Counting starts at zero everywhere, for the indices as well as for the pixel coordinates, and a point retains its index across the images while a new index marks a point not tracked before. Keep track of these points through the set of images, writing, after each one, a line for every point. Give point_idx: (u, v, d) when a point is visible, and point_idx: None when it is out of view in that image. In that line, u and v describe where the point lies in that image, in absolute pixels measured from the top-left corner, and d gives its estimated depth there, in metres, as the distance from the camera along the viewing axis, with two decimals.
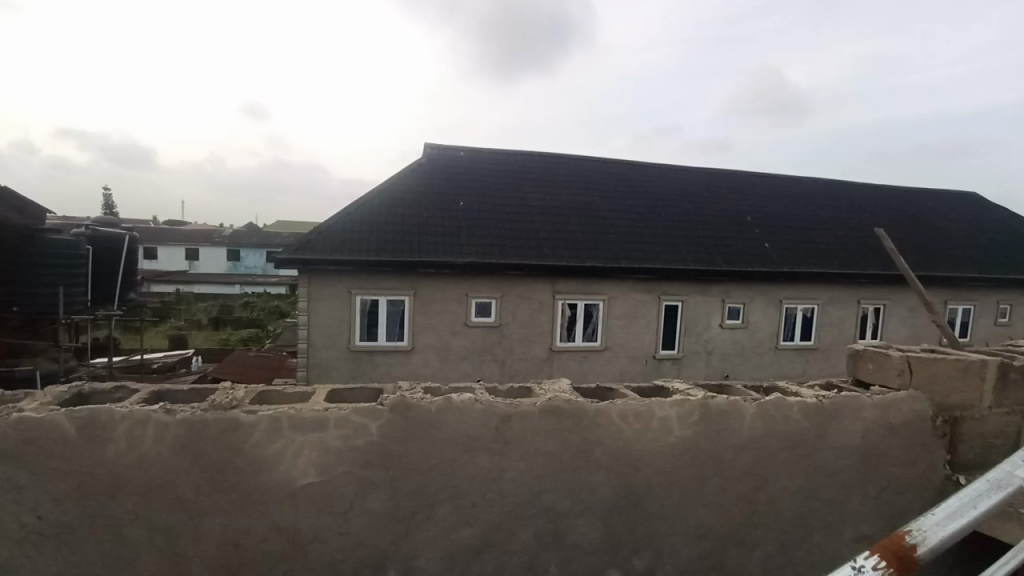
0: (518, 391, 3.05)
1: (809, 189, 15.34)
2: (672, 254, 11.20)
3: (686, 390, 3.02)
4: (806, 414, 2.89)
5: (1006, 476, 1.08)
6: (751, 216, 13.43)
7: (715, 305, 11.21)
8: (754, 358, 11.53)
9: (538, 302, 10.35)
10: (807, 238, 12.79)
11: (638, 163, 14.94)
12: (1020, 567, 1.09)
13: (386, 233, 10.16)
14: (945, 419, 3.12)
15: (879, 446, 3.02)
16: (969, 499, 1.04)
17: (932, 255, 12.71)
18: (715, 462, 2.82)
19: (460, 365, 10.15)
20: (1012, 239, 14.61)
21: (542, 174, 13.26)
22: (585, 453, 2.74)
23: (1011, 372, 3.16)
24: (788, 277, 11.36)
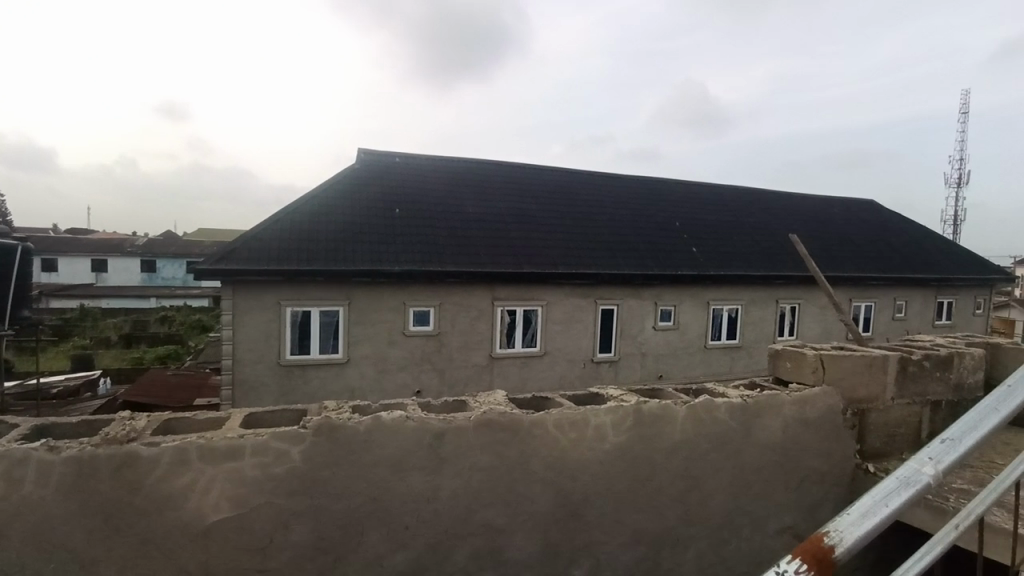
0: (452, 405, 2.98)
1: (730, 196, 16.30)
2: (607, 259, 11.50)
3: (620, 395, 3.06)
4: (732, 413, 3.01)
5: (915, 472, 1.13)
6: (679, 222, 14.07)
7: (648, 307, 11.61)
8: (686, 358, 12.02)
9: (477, 309, 10.29)
10: (731, 243, 13.55)
11: (573, 170, 15.27)
12: (931, 562, 1.13)
13: (317, 241, 9.74)
14: (854, 411, 3.36)
15: (798, 440, 3.19)
16: (881, 497, 1.08)
17: (839, 257, 13.84)
18: (649, 467, 2.87)
19: (398, 376, 9.86)
20: (905, 241, 16.18)
21: (479, 180, 13.24)
22: (521, 466, 2.70)
23: (909, 365, 3.45)
24: (714, 280, 11.97)
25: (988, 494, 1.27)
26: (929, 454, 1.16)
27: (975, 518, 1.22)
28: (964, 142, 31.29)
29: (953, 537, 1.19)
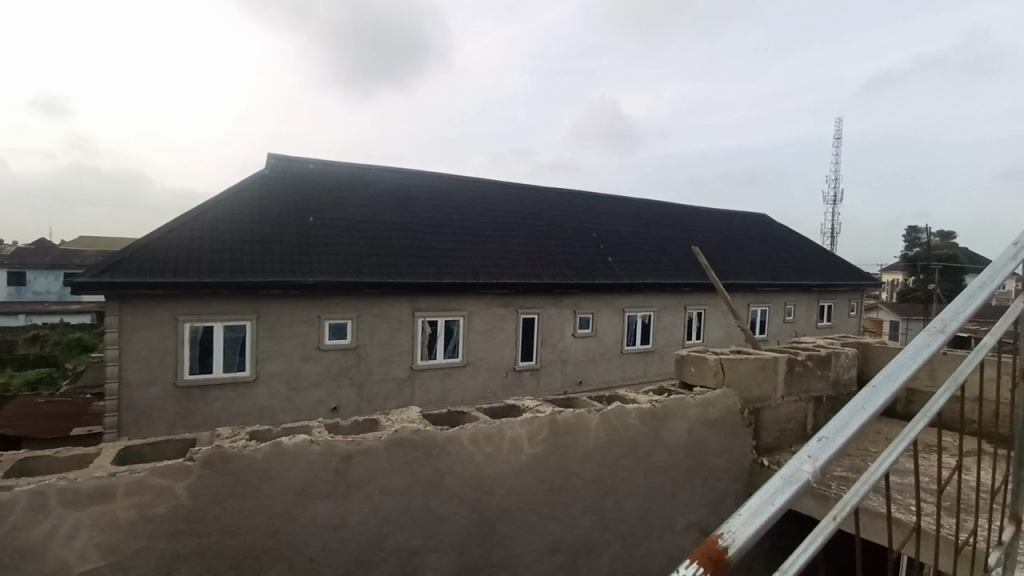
0: (363, 424, 2.85)
1: (642, 209, 17.22)
2: (527, 269, 11.68)
3: (535, 406, 3.08)
4: (642, 418, 3.13)
5: (797, 469, 1.20)
6: (596, 233, 14.61)
7: (568, 315, 11.91)
8: (604, 363, 12.44)
9: (396, 321, 10.02)
10: (643, 253, 14.28)
11: (494, 181, 15.41)
12: (814, 554, 1.21)
13: (221, 251, 9.04)
14: (751, 410, 3.61)
15: (702, 440, 3.38)
16: (769, 496, 1.15)
17: (737, 267, 15.04)
18: (563, 476, 2.91)
19: (312, 393, 9.33)
20: (792, 251, 17.91)
21: (398, 189, 12.99)
22: (435, 484, 2.63)
23: (795, 365, 3.77)
24: (629, 288, 12.53)
25: (860, 486, 1.38)
26: (808, 452, 1.24)
27: (850, 509, 1.33)
28: (838, 165, 35.21)
29: (832, 528, 1.28)
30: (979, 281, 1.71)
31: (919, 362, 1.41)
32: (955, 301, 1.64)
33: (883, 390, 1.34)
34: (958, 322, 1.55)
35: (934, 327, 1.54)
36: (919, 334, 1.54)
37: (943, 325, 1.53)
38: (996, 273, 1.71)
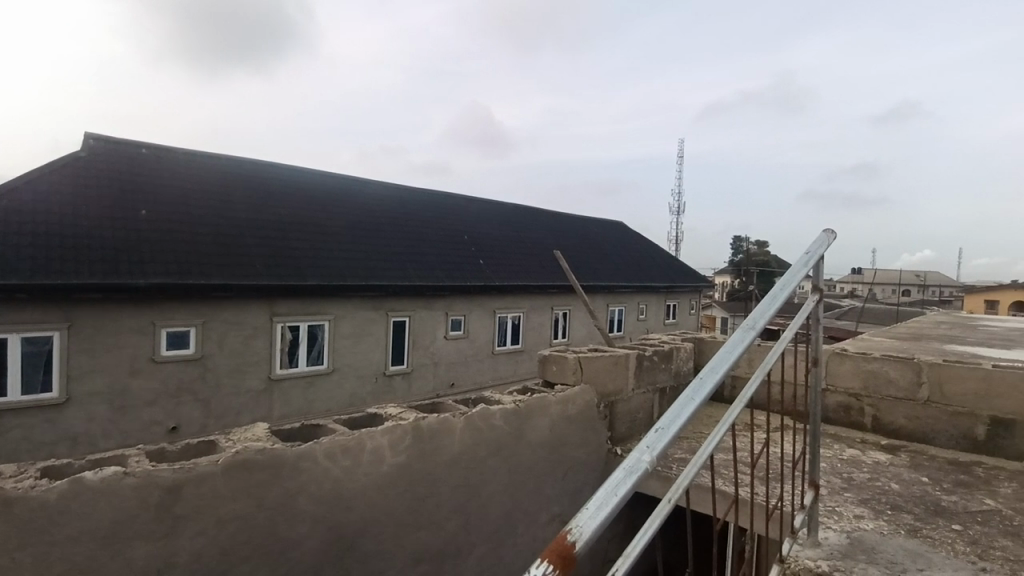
0: (199, 447, 2.52)
1: (512, 214, 17.79)
2: (398, 271, 11.39)
3: (397, 414, 2.98)
4: (506, 418, 3.19)
5: (637, 460, 1.29)
6: (467, 236, 14.74)
7: (440, 317, 11.82)
8: (476, 364, 12.56)
9: (251, 327, 9.09)
10: (512, 256, 14.75)
11: (362, 179, 14.80)
12: (651, 539, 1.30)
13: (18, 245, 7.45)
14: (605, 403, 3.88)
15: (563, 435, 3.54)
16: (612, 488, 1.22)
17: (598, 270, 16.23)
18: (427, 484, 2.85)
19: (144, 412, 8.09)
20: (644, 256, 19.79)
21: (254, 183, 11.85)
22: (284, 506, 2.41)
23: (644, 360, 4.14)
24: (500, 289, 12.83)
25: (690, 469, 1.53)
26: (647, 442, 1.34)
27: (681, 491, 1.46)
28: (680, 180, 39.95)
29: (666, 509, 1.40)
30: (780, 284, 2.00)
31: (735, 355, 1.60)
32: (763, 302, 1.90)
33: (708, 380, 1.49)
34: (766, 319, 1.79)
35: (746, 324, 1.76)
36: (736, 330, 1.75)
37: (753, 321, 1.76)
38: (792, 278, 2.01)
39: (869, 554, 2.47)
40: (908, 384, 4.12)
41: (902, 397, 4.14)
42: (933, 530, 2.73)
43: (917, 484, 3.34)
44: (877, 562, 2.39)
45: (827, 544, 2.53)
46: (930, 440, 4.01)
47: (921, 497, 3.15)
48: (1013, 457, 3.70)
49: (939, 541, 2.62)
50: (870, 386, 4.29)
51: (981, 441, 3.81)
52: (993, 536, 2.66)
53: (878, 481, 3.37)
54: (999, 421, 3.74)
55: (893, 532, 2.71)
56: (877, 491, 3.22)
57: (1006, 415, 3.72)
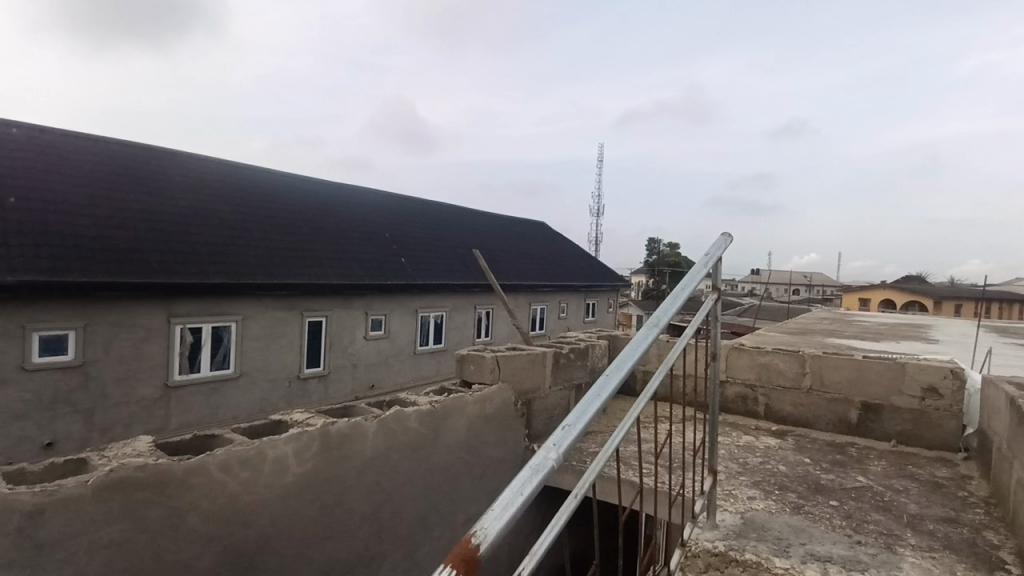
0: (69, 467, 2.25)
1: (434, 212, 17.58)
2: (313, 269, 10.87)
3: (304, 420, 2.82)
4: (422, 420, 3.13)
5: (545, 457, 1.30)
6: (388, 233, 14.35)
7: (358, 317, 11.41)
8: (397, 365, 12.24)
9: (143, 329, 8.26)
10: (435, 255, 14.56)
11: (273, 171, 13.96)
12: (559, 534, 1.32)
13: None
14: (522, 401, 3.92)
15: (480, 435, 3.53)
16: (518, 487, 1.22)
17: (520, 269, 16.44)
18: (336, 492, 2.73)
19: (10, 428, 7.11)
20: (564, 256, 20.33)
21: (149, 171, 10.80)
22: (172, 526, 2.21)
23: (561, 358, 4.24)
24: (421, 288, 12.62)
25: (597, 464, 1.56)
26: (554, 441, 1.35)
27: (587, 487, 1.49)
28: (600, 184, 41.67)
29: (574, 504, 1.42)
30: (681, 284, 2.10)
31: (640, 353, 1.65)
32: (666, 301, 1.99)
33: (614, 377, 1.53)
34: (668, 318, 1.87)
35: (651, 322, 1.83)
36: (641, 328, 1.82)
37: (657, 319, 1.84)
38: (693, 278, 2.13)
39: (759, 532, 2.68)
40: (794, 374, 4.53)
41: (790, 386, 4.55)
42: (815, 507, 3.02)
43: (802, 466, 3.68)
44: (766, 539, 2.60)
45: (724, 526, 2.71)
46: (813, 425, 4.44)
47: (805, 477, 3.47)
48: (879, 437, 4.18)
49: (819, 516, 2.90)
50: (763, 377, 4.67)
51: (854, 424, 4.28)
52: (864, 510, 2.99)
53: (769, 465, 3.68)
54: (868, 405, 4.21)
55: (781, 511, 2.96)
56: (768, 473, 3.52)
57: (874, 400, 4.19)
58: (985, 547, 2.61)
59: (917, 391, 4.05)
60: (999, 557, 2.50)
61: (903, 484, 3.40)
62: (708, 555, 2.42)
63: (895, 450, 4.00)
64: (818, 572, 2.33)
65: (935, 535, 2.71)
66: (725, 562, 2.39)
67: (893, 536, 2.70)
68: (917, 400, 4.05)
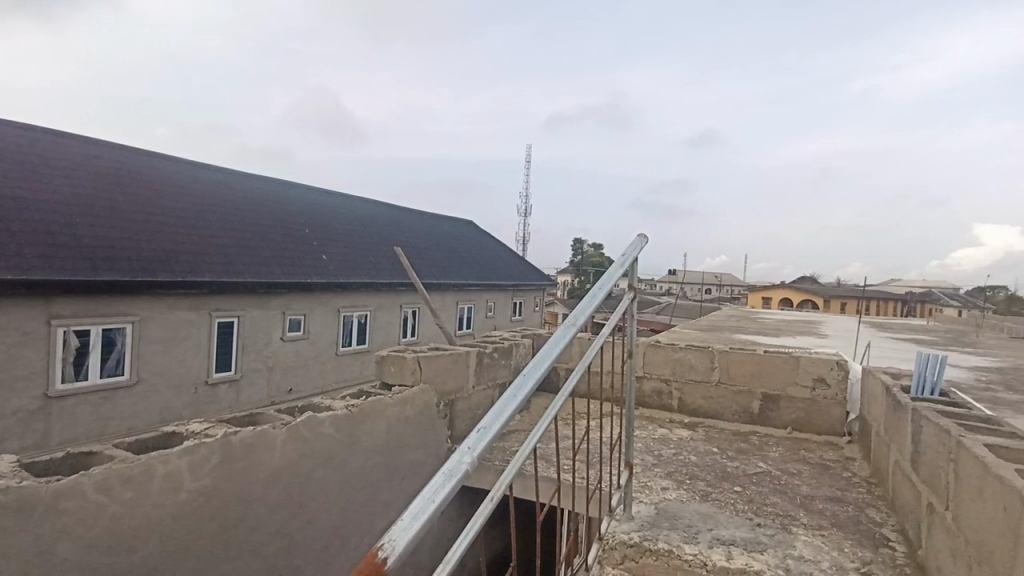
0: None
1: (358, 209, 17.00)
2: (224, 266, 10.13)
3: (203, 430, 2.60)
4: (337, 425, 2.98)
5: (459, 461, 1.25)
6: (307, 229, 13.67)
7: (275, 317, 10.75)
8: (318, 367, 11.67)
9: (17, 332, 7.29)
10: (358, 252, 14.08)
11: (178, 159, 12.88)
12: (476, 538, 1.28)
13: None
14: (445, 403, 3.85)
15: (400, 437, 3.43)
16: (430, 494, 1.17)
17: (447, 269, 16.28)
18: (239, 507, 2.53)
19: None
20: (492, 255, 20.41)
21: (26, 153, 9.56)
22: (38, 558, 1.95)
23: (484, 357, 4.22)
24: (343, 287, 12.14)
25: (514, 465, 1.54)
26: (469, 443, 1.31)
27: (504, 488, 1.45)
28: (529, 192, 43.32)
29: (490, 507, 1.37)
30: (599, 283, 2.14)
31: (557, 352, 1.65)
32: (585, 301, 2.01)
33: (531, 376, 1.52)
34: (586, 316, 1.89)
35: (570, 321, 1.84)
36: (560, 327, 1.82)
37: (575, 318, 1.85)
38: (609, 277, 2.18)
39: (672, 521, 2.80)
40: (704, 368, 4.80)
41: (700, 380, 4.81)
42: (721, 493, 3.20)
43: (710, 455, 3.90)
44: (678, 527, 2.72)
45: (639, 517, 2.81)
46: (721, 416, 4.73)
47: (713, 465, 3.69)
48: (777, 425, 4.53)
49: (725, 502, 3.08)
50: (676, 372, 4.92)
51: (756, 414, 4.60)
52: (764, 494, 3.22)
53: (681, 456, 3.86)
54: (768, 396, 4.55)
55: (691, 499, 3.12)
56: (680, 464, 3.70)
57: (773, 391, 4.54)
58: (866, 523, 2.89)
59: (809, 382, 4.42)
60: (878, 532, 2.78)
61: (797, 468, 3.70)
62: (624, 546, 2.50)
63: (791, 437, 4.35)
64: (724, 555, 2.47)
65: (825, 515, 2.97)
66: (640, 552, 2.47)
67: (788, 516, 2.93)
68: (809, 390, 4.42)
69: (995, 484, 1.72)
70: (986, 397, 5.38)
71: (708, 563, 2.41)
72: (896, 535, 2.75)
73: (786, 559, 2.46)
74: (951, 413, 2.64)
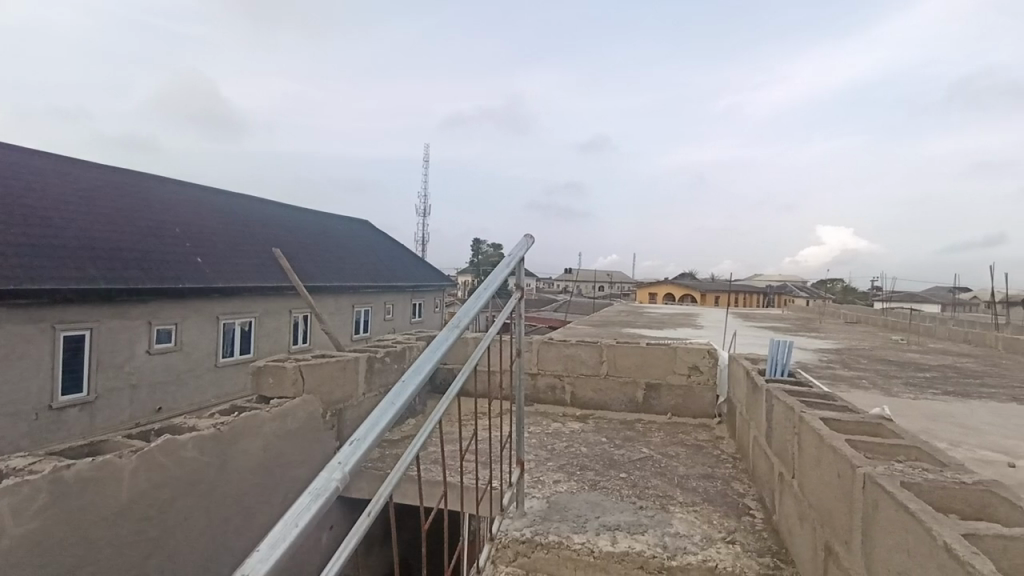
0: None
1: (239, 207, 15.64)
2: (71, 271, 8.80)
3: (31, 465, 2.22)
4: (203, 447, 2.70)
5: (326, 480, 1.15)
6: (177, 228, 12.31)
7: (138, 328, 9.51)
8: (194, 382, 10.47)
9: None
10: (239, 254, 12.95)
11: (7, 142, 10.91)
12: (354, 554, 1.19)
13: None
14: (332, 413, 3.65)
15: (279, 453, 3.18)
16: (294, 518, 1.07)
17: (340, 271, 15.52)
18: (79, 550, 2.20)
19: None
20: (389, 256, 19.82)
21: None
22: None
23: (376, 362, 4.06)
24: (222, 292, 11.08)
25: (397, 475, 1.46)
26: (340, 458, 1.22)
27: (384, 499, 1.37)
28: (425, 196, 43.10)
29: (368, 523, 1.28)
30: (485, 284, 2.13)
31: (438, 355, 1.60)
32: (470, 301, 1.99)
33: (410, 382, 1.46)
34: (470, 317, 1.86)
35: (453, 323, 1.80)
36: (443, 329, 1.77)
37: (460, 320, 1.82)
38: (494, 278, 2.17)
39: (562, 513, 2.88)
40: (594, 362, 5.03)
41: (590, 373, 5.03)
42: (608, 481, 3.36)
43: (600, 445, 4.09)
44: (567, 518, 2.81)
45: (531, 512, 2.86)
46: (609, 406, 4.98)
47: (602, 454, 3.87)
48: (659, 411, 4.87)
49: (612, 490, 3.24)
50: (569, 367, 5.09)
51: (640, 402, 4.91)
52: (647, 478, 3.44)
53: (572, 447, 4.01)
54: (651, 385, 4.88)
55: (580, 489, 3.24)
56: (572, 456, 3.83)
57: (654, 380, 4.87)
58: (732, 495, 3.20)
59: (684, 369, 4.81)
60: (742, 502, 3.09)
61: (675, 450, 4.01)
62: (516, 543, 2.54)
63: (671, 422, 4.70)
64: (609, 540, 2.59)
65: (699, 491, 3.24)
66: (532, 547, 2.52)
67: (667, 497, 3.15)
68: (685, 377, 4.80)
69: (830, 454, 1.98)
70: (827, 374, 6.26)
71: (594, 550, 2.50)
72: (755, 503, 3.07)
73: (663, 537, 2.64)
74: (796, 391, 3.02)
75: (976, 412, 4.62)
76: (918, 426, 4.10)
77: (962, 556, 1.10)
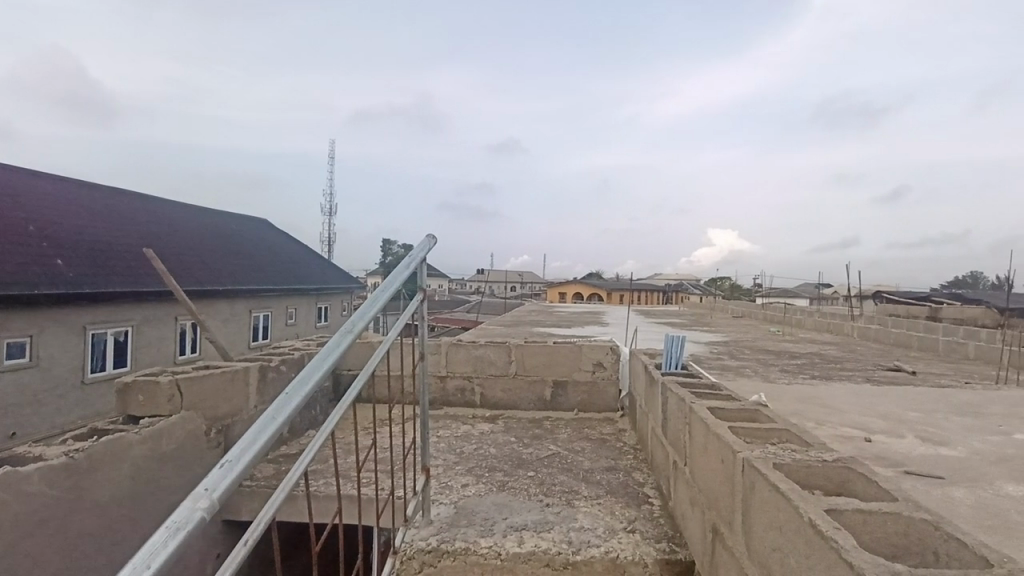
0: None
1: (111, 203, 13.93)
2: None
3: None
4: (53, 479, 2.32)
5: (189, 510, 1.01)
6: (32, 225, 10.69)
7: None
8: (56, 402, 9.10)
9: None
10: (111, 255, 11.53)
11: None
12: None
13: None
14: (217, 429, 3.34)
15: (152, 478, 2.85)
16: (145, 559, 0.90)
17: (234, 273, 14.34)
18: None
19: None
20: (289, 256, 18.66)
21: None
22: None
23: (268, 372, 3.77)
24: (90, 298, 9.80)
25: (282, 494, 1.32)
26: (208, 484, 1.08)
27: (267, 523, 1.23)
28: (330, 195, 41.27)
29: (246, 552, 1.14)
30: (383, 285, 2.03)
31: (329, 363, 1.50)
32: (367, 303, 1.87)
33: (294, 397, 1.34)
34: (365, 320, 1.75)
35: (347, 327, 1.68)
36: (336, 334, 1.66)
37: (354, 324, 1.70)
38: (394, 279, 2.08)
39: (469, 517, 2.84)
40: (503, 363, 5.04)
41: (500, 373, 5.04)
42: (517, 481, 3.37)
43: (509, 445, 4.10)
44: (474, 523, 2.77)
45: (438, 520, 2.78)
46: (518, 406, 5.02)
47: (510, 454, 3.88)
48: (566, 408, 4.99)
49: (519, 489, 3.25)
50: (478, 368, 5.07)
51: (548, 400, 5.00)
52: (553, 475, 3.49)
53: (481, 450, 3.98)
54: (558, 383, 4.99)
55: (488, 491, 3.21)
56: (480, 458, 3.80)
57: (561, 377, 4.99)
58: (632, 485, 3.34)
59: (589, 366, 4.96)
60: (641, 491, 3.23)
61: (581, 445, 4.13)
62: (422, 553, 2.46)
63: (578, 418, 4.83)
64: (516, 541, 2.58)
65: (602, 484, 3.35)
66: (438, 556, 2.46)
67: (573, 492, 3.22)
68: (590, 373, 4.96)
69: (716, 441, 2.12)
70: (717, 365, 6.78)
71: (502, 552, 2.49)
72: (653, 492, 3.23)
73: (568, 533, 2.69)
74: (688, 383, 3.21)
75: (839, 393, 5.24)
76: (793, 408, 4.56)
77: (826, 532, 1.20)
